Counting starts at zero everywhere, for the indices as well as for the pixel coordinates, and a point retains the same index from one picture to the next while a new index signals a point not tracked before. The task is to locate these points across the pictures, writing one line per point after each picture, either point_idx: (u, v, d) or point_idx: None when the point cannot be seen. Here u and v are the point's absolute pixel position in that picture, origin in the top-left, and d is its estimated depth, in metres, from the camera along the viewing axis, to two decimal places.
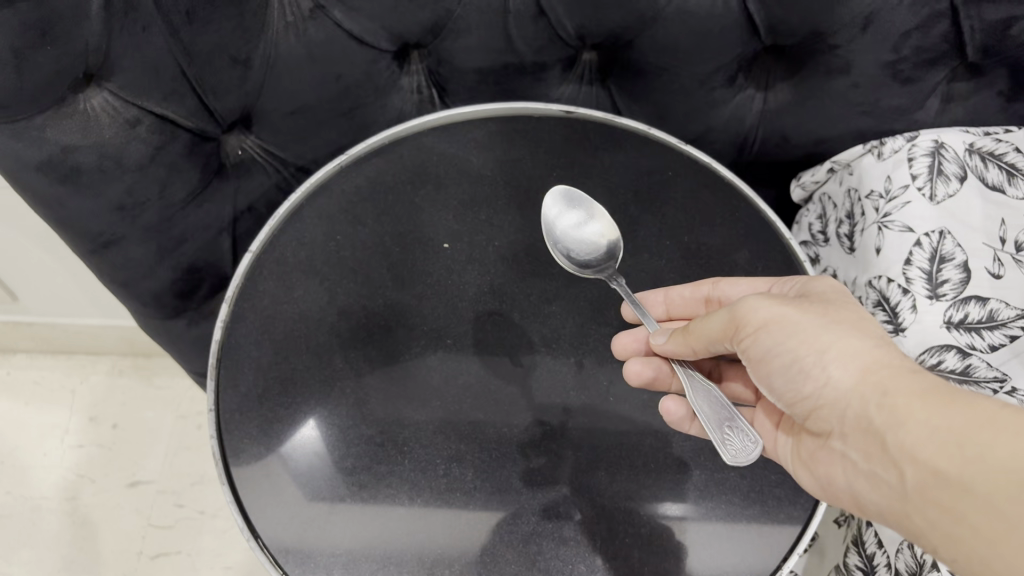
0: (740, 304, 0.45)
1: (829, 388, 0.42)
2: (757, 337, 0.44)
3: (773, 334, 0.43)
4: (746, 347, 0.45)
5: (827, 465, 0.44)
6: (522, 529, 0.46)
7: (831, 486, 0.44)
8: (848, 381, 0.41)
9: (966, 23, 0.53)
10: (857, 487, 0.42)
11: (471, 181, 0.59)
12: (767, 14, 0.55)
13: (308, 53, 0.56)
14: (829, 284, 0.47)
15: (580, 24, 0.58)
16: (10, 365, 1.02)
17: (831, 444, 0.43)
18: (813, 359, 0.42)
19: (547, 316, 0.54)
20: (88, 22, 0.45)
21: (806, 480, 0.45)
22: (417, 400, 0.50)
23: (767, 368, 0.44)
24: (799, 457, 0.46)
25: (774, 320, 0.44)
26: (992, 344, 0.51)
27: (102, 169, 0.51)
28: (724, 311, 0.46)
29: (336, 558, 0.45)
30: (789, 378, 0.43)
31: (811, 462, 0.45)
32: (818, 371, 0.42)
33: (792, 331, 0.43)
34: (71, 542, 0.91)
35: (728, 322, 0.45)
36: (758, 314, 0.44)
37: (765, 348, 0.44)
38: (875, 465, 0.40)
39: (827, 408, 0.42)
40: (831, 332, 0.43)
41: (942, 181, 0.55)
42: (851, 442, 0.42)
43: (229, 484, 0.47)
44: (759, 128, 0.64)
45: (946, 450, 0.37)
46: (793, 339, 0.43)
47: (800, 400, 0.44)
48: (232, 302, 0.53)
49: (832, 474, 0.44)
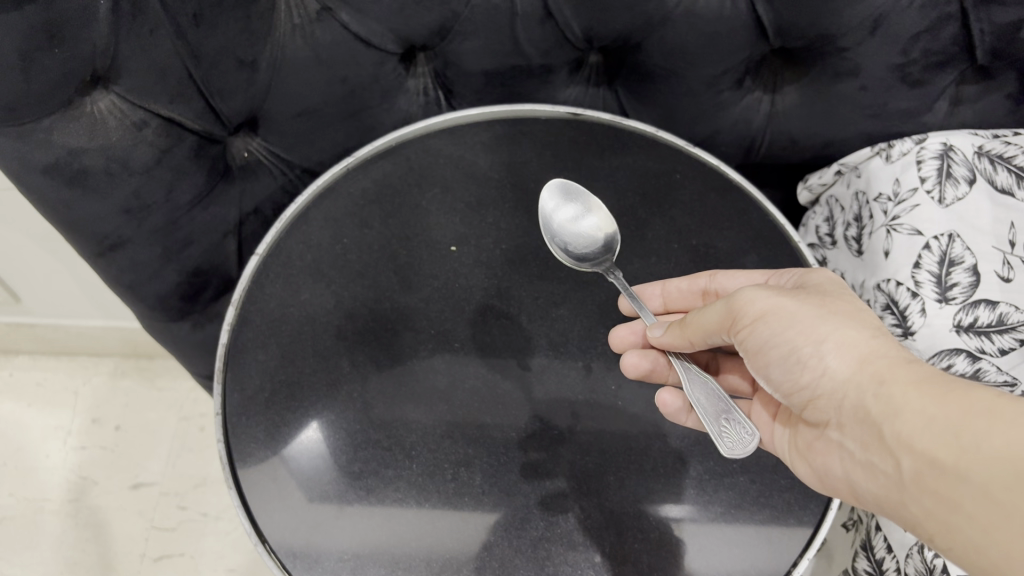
0: (738, 296, 0.45)
1: (825, 379, 0.42)
2: (754, 328, 0.44)
3: (770, 325, 0.43)
4: (743, 340, 0.44)
5: (824, 455, 0.44)
6: (530, 534, 0.46)
7: (829, 477, 0.44)
8: (844, 371, 0.41)
9: (976, 26, 0.53)
10: (854, 478, 0.42)
11: (478, 183, 0.59)
12: (776, 17, 0.55)
13: (315, 56, 0.56)
14: (826, 276, 0.47)
15: (587, 26, 0.57)
16: (12, 366, 1.02)
17: (828, 435, 0.43)
18: (810, 349, 0.42)
19: (555, 319, 0.54)
20: (94, 24, 0.45)
21: (804, 471, 0.46)
22: (424, 402, 0.50)
23: (765, 360, 0.44)
24: (796, 447, 0.46)
25: (770, 311, 0.43)
26: (1002, 348, 0.51)
27: (108, 173, 0.50)
28: (722, 303, 0.46)
29: (343, 563, 0.45)
30: (787, 370, 0.43)
31: (807, 452, 0.45)
32: (816, 361, 0.42)
33: (790, 322, 0.43)
34: (73, 544, 0.91)
35: (725, 313, 0.45)
36: (756, 306, 0.44)
37: (762, 339, 0.43)
38: (872, 455, 0.40)
39: (824, 399, 0.42)
40: (828, 323, 0.42)
41: (951, 184, 0.55)
42: (848, 432, 0.42)
43: (235, 487, 0.47)
44: (765, 131, 0.64)
45: (942, 440, 0.37)
46: (792, 330, 0.43)
47: (798, 390, 0.44)
48: (239, 304, 0.53)
49: (828, 464, 0.44)
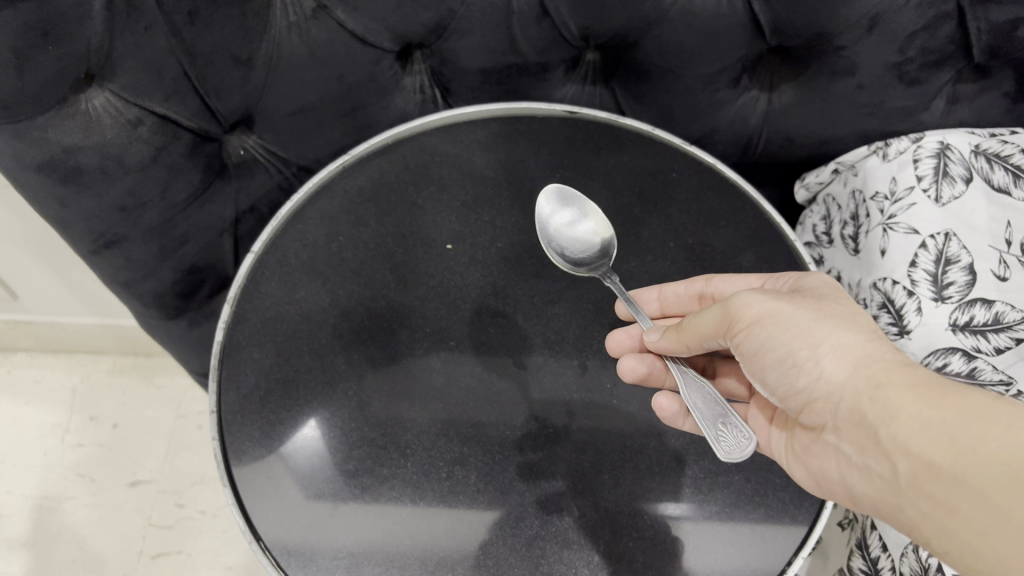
0: (734, 300, 0.45)
1: (822, 381, 0.42)
2: (750, 331, 0.44)
3: (766, 328, 0.43)
4: (740, 342, 0.44)
5: (820, 458, 0.44)
6: (526, 533, 0.46)
7: (825, 479, 0.44)
8: (841, 374, 0.41)
9: (973, 25, 0.53)
10: (850, 481, 0.42)
11: (475, 182, 0.59)
12: (773, 15, 0.54)
13: (311, 54, 0.56)
14: (822, 278, 0.47)
15: (584, 24, 0.57)
16: (9, 364, 1.02)
17: (825, 438, 0.43)
18: (806, 353, 0.42)
19: (551, 318, 0.54)
20: (90, 21, 0.44)
21: (799, 473, 0.46)
22: (420, 400, 0.50)
23: (761, 363, 0.44)
24: (792, 449, 0.46)
25: (766, 314, 0.43)
26: (997, 347, 0.51)
27: (103, 170, 0.50)
28: (718, 306, 0.46)
29: (338, 561, 0.45)
30: (783, 373, 0.43)
31: (804, 454, 0.45)
32: (812, 364, 0.42)
33: (785, 325, 0.43)
34: (70, 542, 0.90)
35: (721, 316, 0.45)
36: (752, 309, 0.44)
37: (758, 342, 0.43)
38: (868, 458, 0.40)
39: (820, 402, 0.42)
40: (823, 325, 0.42)
41: (947, 183, 0.55)
42: (844, 435, 0.42)
43: (230, 485, 0.47)
44: (763, 129, 0.64)
45: (939, 443, 0.37)
46: (788, 334, 0.43)
47: (794, 394, 0.44)
48: (234, 303, 0.53)
49: (825, 467, 0.44)
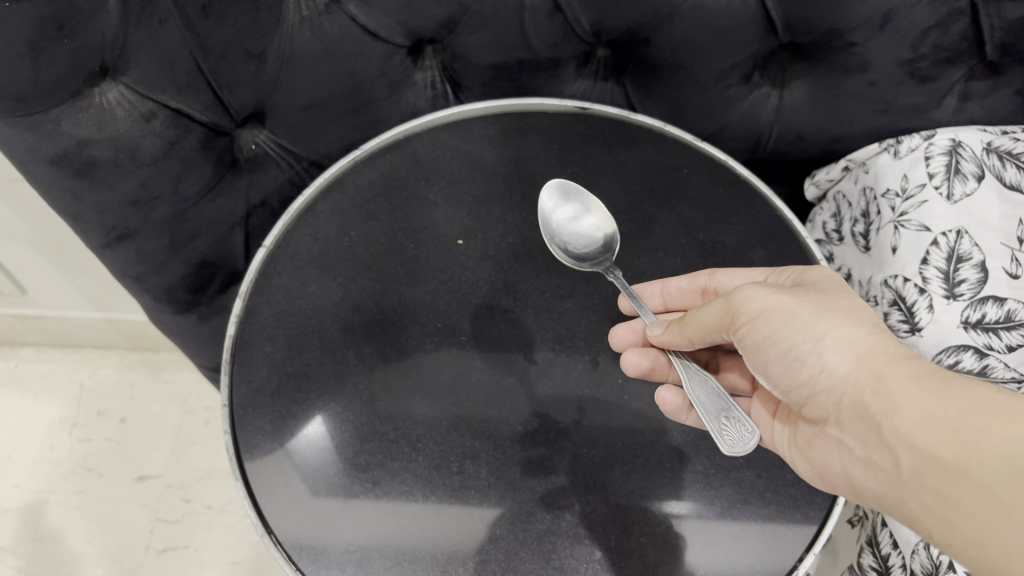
0: (736, 294, 0.45)
1: (824, 375, 0.42)
2: (753, 326, 0.44)
3: (769, 322, 0.43)
4: (742, 338, 0.44)
5: (823, 452, 0.44)
6: (537, 528, 0.46)
7: (828, 473, 0.44)
8: (843, 368, 0.41)
9: (986, 21, 0.53)
10: (852, 475, 0.42)
11: (485, 177, 0.59)
12: (785, 11, 0.54)
13: (323, 49, 0.56)
14: (824, 273, 0.47)
15: (595, 19, 0.57)
16: (18, 359, 1.02)
17: (828, 432, 0.43)
18: (809, 347, 0.42)
19: (561, 313, 0.54)
20: (105, 15, 0.45)
21: (804, 468, 0.46)
22: (431, 395, 0.50)
23: (764, 357, 0.44)
24: (794, 443, 0.46)
25: (769, 308, 0.44)
26: (1009, 345, 0.51)
27: (116, 164, 0.50)
28: (721, 301, 0.46)
29: (349, 555, 0.45)
30: (787, 367, 0.43)
31: (807, 449, 0.45)
32: (815, 358, 0.42)
33: (788, 318, 0.43)
34: (78, 536, 0.91)
35: (724, 312, 0.45)
36: (754, 304, 0.44)
37: (761, 336, 0.43)
38: (871, 452, 0.40)
39: (823, 396, 0.42)
40: (826, 319, 0.42)
41: (959, 181, 0.55)
42: (847, 429, 0.42)
43: (242, 478, 0.47)
44: (774, 126, 0.64)
45: (942, 437, 0.37)
46: (790, 328, 0.43)
47: (797, 387, 0.44)
48: (246, 297, 0.54)
49: (827, 461, 0.44)
